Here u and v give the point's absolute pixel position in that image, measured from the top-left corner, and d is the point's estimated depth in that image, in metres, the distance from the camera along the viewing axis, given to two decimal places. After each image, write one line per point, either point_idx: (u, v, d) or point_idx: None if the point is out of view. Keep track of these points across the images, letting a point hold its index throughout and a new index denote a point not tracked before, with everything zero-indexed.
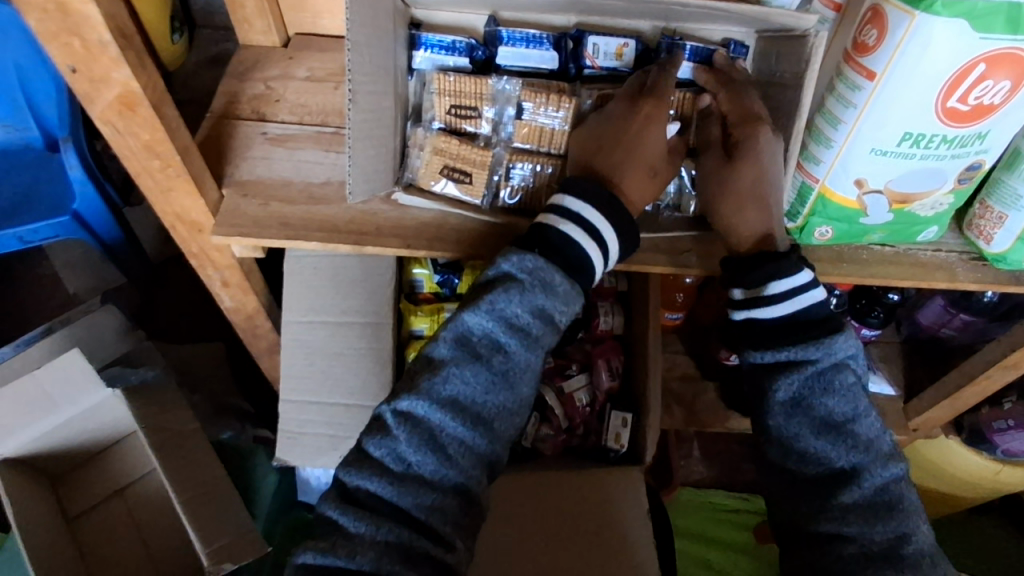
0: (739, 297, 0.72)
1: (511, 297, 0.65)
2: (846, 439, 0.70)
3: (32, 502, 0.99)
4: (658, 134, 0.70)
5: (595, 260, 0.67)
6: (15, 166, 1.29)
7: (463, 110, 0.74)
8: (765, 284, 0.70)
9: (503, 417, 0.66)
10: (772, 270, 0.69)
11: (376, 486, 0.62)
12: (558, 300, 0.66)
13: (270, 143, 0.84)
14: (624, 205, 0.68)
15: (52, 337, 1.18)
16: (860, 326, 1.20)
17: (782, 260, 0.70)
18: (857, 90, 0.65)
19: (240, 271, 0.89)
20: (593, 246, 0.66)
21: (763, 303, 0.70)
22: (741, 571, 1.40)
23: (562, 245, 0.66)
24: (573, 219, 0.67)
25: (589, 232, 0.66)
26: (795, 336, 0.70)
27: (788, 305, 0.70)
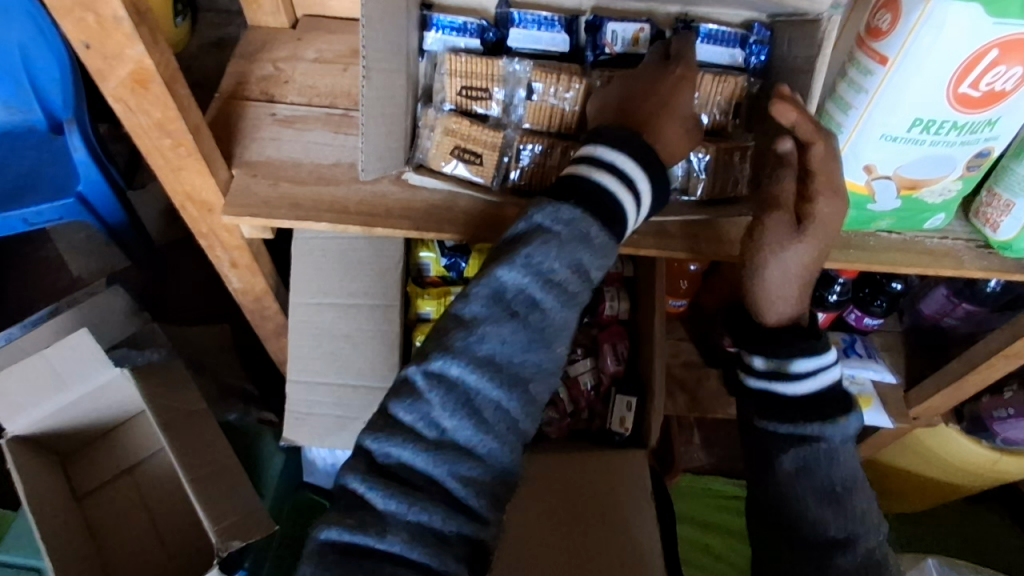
0: (761, 367, 0.72)
1: (547, 250, 0.61)
2: (845, 511, 0.71)
3: (42, 479, 1.00)
4: (687, 96, 0.69)
5: (629, 209, 0.65)
6: (21, 146, 1.29)
7: (474, 91, 0.74)
8: (793, 360, 0.71)
9: (539, 378, 0.63)
10: (800, 347, 0.71)
11: (410, 455, 0.58)
12: (595, 253, 0.63)
13: (279, 124, 0.84)
14: (659, 159, 0.67)
15: (60, 317, 1.19)
16: (862, 315, 1.22)
17: (807, 337, 0.71)
18: (869, 75, 0.65)
19: (249, 253, 0.89)
20: (627, 198, 0.64)
21: (788, 377, 0.71)
22: (739, 556, 1.43)
23: (597, 192, 0.63)
24: (608, 169, 0.64)
25: (625, 182, 0.64)
26: (813, 413, 0.71)
27: (810, 382, 0.71)
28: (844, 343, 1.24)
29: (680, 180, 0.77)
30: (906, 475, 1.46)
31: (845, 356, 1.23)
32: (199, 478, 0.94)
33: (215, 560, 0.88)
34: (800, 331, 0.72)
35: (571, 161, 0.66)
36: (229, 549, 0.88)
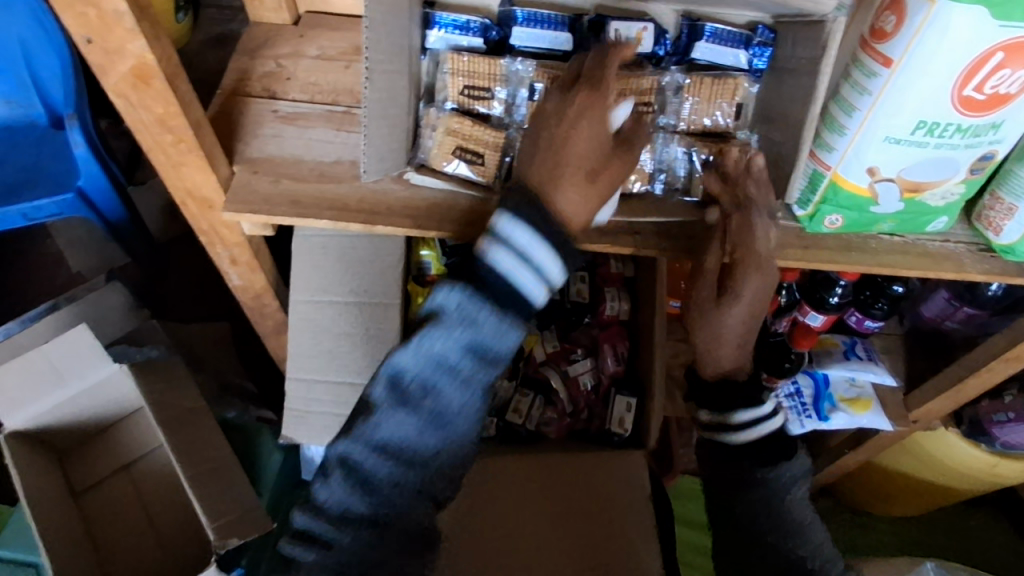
0: (705, 420, 0.86)
1: (441, 337, 0.63)
2: (797, 541, 0.87)
3: (39, 474, 1.00)
4: (593, 126, 0.62)
5: (533, 286, 0.64)
6: (22, 141, 1.29)
7: (476, 90, 0.74)
8: (734, 413, 0.83)
9: (440, 452, 0.66)
10: (741, 404, 0.83)
11: (318, 524, 0.66)
12: (495, 336, 0.64)
13: (280, 121, 0.84)
14: (561, 227, 0.64)
15: (59, 313, 1.19)
16: (863, 317, 1.21)
17: (751, 392, 0.83)
18: (874, 77, 0.65)
19: (250, 250, 0.89)
20: (530, 275, 0.63)
21: (731, 428, 0.84)
22: None
23: (495, 275, 0.63)
24: (509, 247, 0.62)
25: (526, 261, 0.63)
26: (761, 457, 0.85)
27: (753, 432, 0.84)
28: (844, 345, 1.24)
29: (682, 180, 0.77)
30: (905, 479, 1.45)
31: (845, 358, 1.22)
32: (197, 475, 0.93)
33: (213, 558, 0.89)
34: (742, 386, 0.83)
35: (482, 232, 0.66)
36: (227, 547, 0.89)
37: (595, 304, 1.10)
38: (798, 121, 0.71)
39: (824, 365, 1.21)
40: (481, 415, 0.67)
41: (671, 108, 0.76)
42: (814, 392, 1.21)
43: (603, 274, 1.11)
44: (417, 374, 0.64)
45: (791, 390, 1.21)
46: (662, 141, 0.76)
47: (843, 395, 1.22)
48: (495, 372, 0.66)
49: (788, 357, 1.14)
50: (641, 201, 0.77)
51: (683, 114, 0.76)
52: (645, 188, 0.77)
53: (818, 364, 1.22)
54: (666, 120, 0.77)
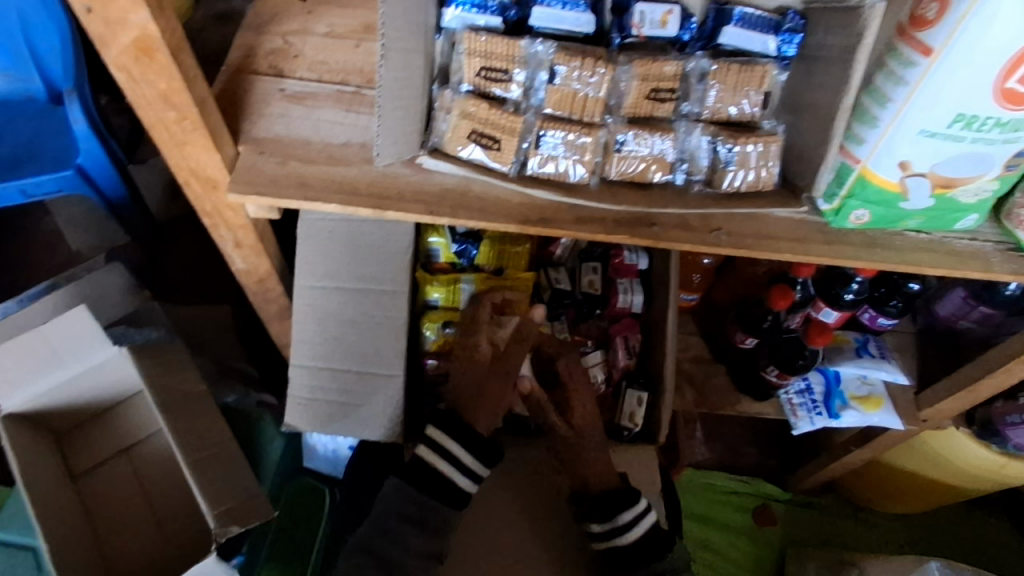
0: (598, 531, 0.91)
1: (396, 516, 0.87)
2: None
3: (37, 456, 0.98)
4: (502, 190, 0.73)
5: (466, 488, 0.89)
6: (20, 117, 1.26)
7: (493, 72, 0.71)
8: (614, 517, 0.90)
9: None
10: (621, 507, 0.90)
11: None
12: (434, 512, 0.88)
13: (287, 100, 0.81)
14: (466, 424, 0.90)
15: (58, 293, 1.16)
16: (876, 315, 1.18)
17: (627, 496, 0.91)
18: (911, 67, 0.62)
19: (254, 233, 0.86)
20: (463, 480, 0.89)
21: (618, 530, 0.90)
22: (738, 552, 1.50)
23: (437, 484, 0.88)
24: (448, 456, 0.88)
25: (461, 469, 0.88)
26: (647, 554, 0.90)
27: (637, 531, 0.90)
28: (856, 342, 1.21)
29: (704, 171, 0.75)
30: (912, 477, 1.42)
31: (856, 355, 1.20)
32: (198, 461, 0.91)
33: (213, 545, 0.86)
34: (618, 492, 0.92)
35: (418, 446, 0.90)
36: (227, 535, 0.86)
37: (606, 297, 1.08)
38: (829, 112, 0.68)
39: (834, 362, 1.20)
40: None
41: (695, 96, 0.74)
42: (824, 389, 1.21)
43: (615, 265, 1.08)
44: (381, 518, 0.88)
45: (800, 387, 1.22)
46: (684, 130, 0.74)
47: (854, 393, 1.19)
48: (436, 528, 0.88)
49: (801, 353, 1.10)
50: (661, 191, 0.75)
51: (707, 102, 0.74)
52: (666, 178, 0.75)
53: (828, 360, 1.20)
54: (689, 108, 0.75)
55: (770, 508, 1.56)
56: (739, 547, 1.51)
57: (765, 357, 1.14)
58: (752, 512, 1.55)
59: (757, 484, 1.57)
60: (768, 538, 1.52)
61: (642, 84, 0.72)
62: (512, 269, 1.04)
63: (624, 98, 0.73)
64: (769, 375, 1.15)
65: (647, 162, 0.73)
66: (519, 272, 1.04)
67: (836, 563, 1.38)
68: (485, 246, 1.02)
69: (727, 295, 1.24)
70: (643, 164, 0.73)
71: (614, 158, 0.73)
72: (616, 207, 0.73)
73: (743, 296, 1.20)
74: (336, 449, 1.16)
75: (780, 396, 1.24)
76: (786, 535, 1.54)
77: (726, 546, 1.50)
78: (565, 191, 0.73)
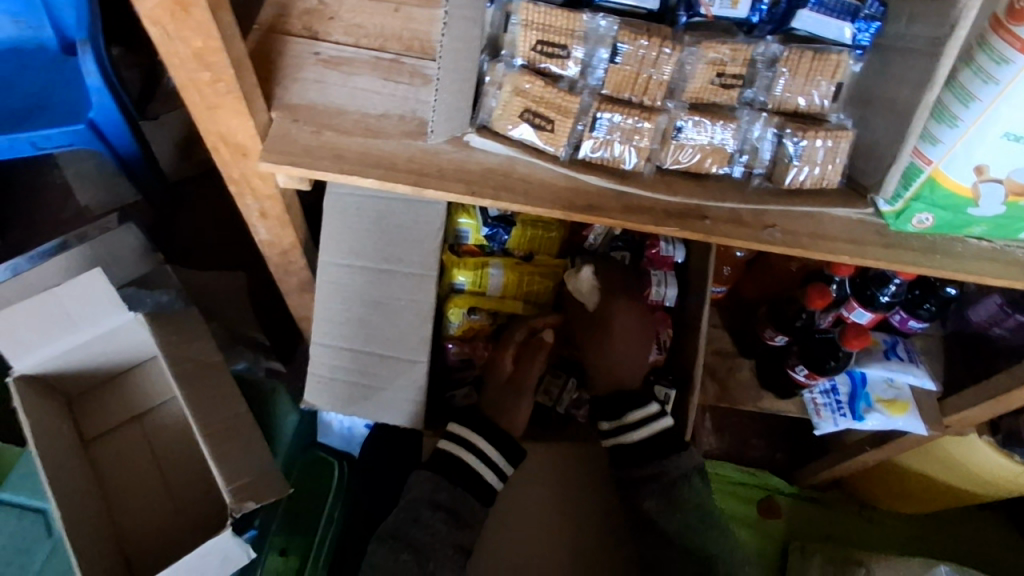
0: (607, 428, 0.99)
1: (428, 503, 0.88)
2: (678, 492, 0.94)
3: (49, 418, 0.96)
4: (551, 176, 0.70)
5: (492, 484, 0.93)
6: (33, 67, 1.21)
7: (549, 47, 0.67)
8: (623, 415, 0.97)
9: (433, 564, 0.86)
10: (630, 406, 0.97)
11: None
12: (465, 503, 0.90)
13: (323, 65, 0.76)
14: (497, 427, 0.94)
15: (70, 252, 1.12)
16: (908, 317, 1.13)
17: (638, 398, 0.98)
18: (1004, 65, 0.58)
19: (281, 204, 0.83)
20: (491, 475, 0.92)
21: (623, 428, 0.97)
22: (742, 544, 1.40)
23: (466, 477, 0.91)
24: (476, 451, 0.92)
25: (490, 465, 0.92)
26: (652, 452, 0.96)
27: (645, 431, 0.96)
28: (885, 344, 1.17)
29: (766, 164, 0.72)
30: (923, 482, 1.33)
31: (885, 358, 1.15)
32: (214, 434, 0.89)
33: (226, 520, 0.84)
34: (630, 394, 0.98)
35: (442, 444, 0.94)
36: (243, 510, 0.85)
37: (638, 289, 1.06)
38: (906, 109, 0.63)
39: (862, 364, 1.15)
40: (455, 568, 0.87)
41: (761, 83, 0.71)
42: (850, 391, 1.16)
43: (650, 257, 1.06)
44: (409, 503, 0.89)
45: (825, 387, 1.17)
46: (747, 119, 0.72)
47: (880, 396, 1.15)
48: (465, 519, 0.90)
49: (834, 355, 1.08)
50: (717, 183, 0.72)
51: (774, 91, 0.71)
52: (722, 170, 0.73)
53: (856, 362, 1.15)
54: (754, 95, 0.72)
55: (775, 501, 1.46)
56: (743, 539, 1.41)
57: (795, 356, 1.11)
58: (759, 504, 1.45)
59: (762, 476, 1.48)
60: (774, 531, 1.42)
61: (707, 70, 0.69)
62: (544, 255, 1.02)
63: (687, 83, 0.70)
64: (796, 374, 1.12)
65: (704, 153, 0.71)
66: (552, 258, 1.03)
67: (841, 559, 1.29)
68: (516, 230, 0.98)
69: (756, 290, 1.20)
70: (700, 154, 0.71)
71: (671, 146, 0.70)
72: (671, 197, 0.70)
73: (778, 293, 1.16)
74: (352, 426, 1.16)
75: (804, 395, 1.19)
76: (789, 529, 1.43)
77: (730, 538, 1.40)
78: (619, 178, 0.70)
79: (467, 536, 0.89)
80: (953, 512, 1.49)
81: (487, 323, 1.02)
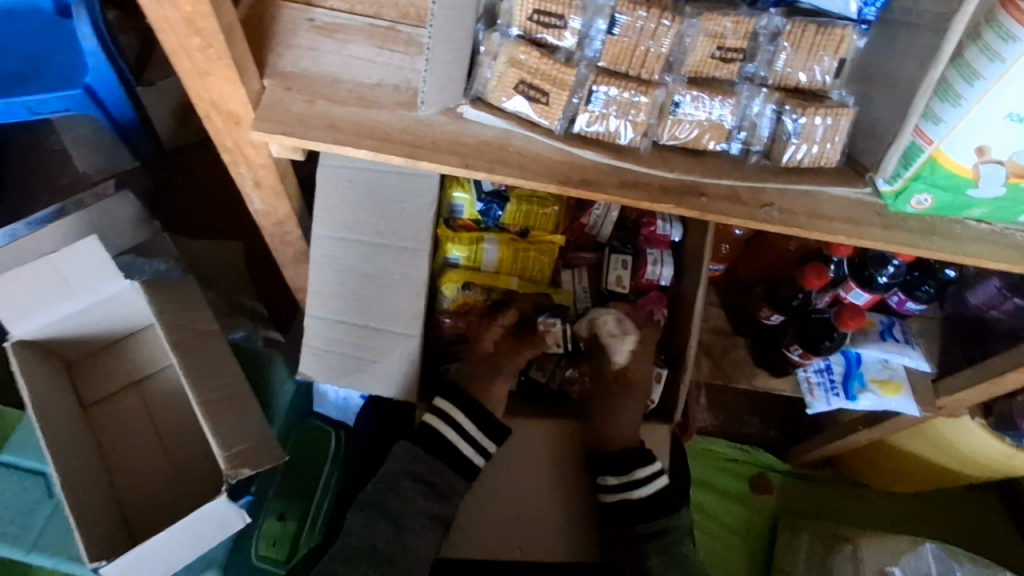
0: (613, 483, 0.93)
1: (406, 476, 0.90)
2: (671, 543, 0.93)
3: (48, 383, 0.97)
4: (545, 149, 0.69)
5: (471, 458, 0.93)
6: (25, 30, 1.20)
7: (546, 17, 0.66)
8: (634, 470, 0.93)
9: (410, 533, 0.88)
10: (641, 462, 0.94)
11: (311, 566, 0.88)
12: (443, 476, 0.91)
13: (317, 32, 0.74)
14: (482, 406, 0.94)
15: (67, 219, 1.11)
16: (905, 299, 1.13)
17: (645, 454, 0.95)
18: (1010, 42, 0.56)
19: (275, 173, 0.82)
20: (469, 449, 0.93)
21: (632, 485, 0.93)
22: (733, 518, 1.42)
23: (444, 449, 0.92)
24: (453, 423, 0.93)
25: (467, 439, 0.92)
26: (654, 511, 0.94)
27: (649, 488, 0.94)
28: (881, 325, 1.16)
29: (764, 141, 0.71)
30: (914, 461, 1.34)
31: (880, 338, 1.14)
32: (210, 402, 0.90)
33: (223, 486, 0.85)
34: (637, 450, 0.95)
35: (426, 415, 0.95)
36: (238, 477, 0.85)
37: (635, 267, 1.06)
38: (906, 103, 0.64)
39: (857, 344, 1.14)
40: (433, 537, 0.89)
41: (763, 58, 0.70)
42: (844, 369, 1.16)
43: (647, 236, 1.06)
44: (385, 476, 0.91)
45: (820, 366, 1.16)
46: (746, 94, 0.70)
47: (873, 376, 1.15)
48: (444, 488, 0.91)
49: (828, 335, 1.07)
50: (714, 160, 0.71)
51: (775, 66, 0.70)
52: (720, 147, 0.71)
53: (851, 342, 1.14)
54: (755, 70, 0.70)
55: (767, 477, 1.47)
56: (734, 513, 1.43)
57: (790, 336, 1.11)
58: (751, 480, 1.46)
59: (754, 452, 1.49)
60: (764, 506, 1.44)
61: (707, 43, 0.68)
62: (539, 232, 1.01)
63: (686, 56, 0.68)
64: (791, 354, 1.12)
65: (702, 128, 0.70)
66: (547, 234, 1.01)
67: (828, 535, 1.31)
68: (511, 206, 0.98)
69: (754, 270, 1.20)
70: (698, 130, 0.70)
71: (668, 121, 0.69)
72: (668, 172, 0.69)
73: (775, 272, 1.15)
74: (347, 397, 1.13)
75: (798, 372, 1.18)
76: (780, 504, 1.46)
77: (721, 511, 1.42)
78: (614, 152, 0.69)
79: (445, 508, 0.90)
80: (941, 492, 1.50)
81: (481, 299, 1.00)
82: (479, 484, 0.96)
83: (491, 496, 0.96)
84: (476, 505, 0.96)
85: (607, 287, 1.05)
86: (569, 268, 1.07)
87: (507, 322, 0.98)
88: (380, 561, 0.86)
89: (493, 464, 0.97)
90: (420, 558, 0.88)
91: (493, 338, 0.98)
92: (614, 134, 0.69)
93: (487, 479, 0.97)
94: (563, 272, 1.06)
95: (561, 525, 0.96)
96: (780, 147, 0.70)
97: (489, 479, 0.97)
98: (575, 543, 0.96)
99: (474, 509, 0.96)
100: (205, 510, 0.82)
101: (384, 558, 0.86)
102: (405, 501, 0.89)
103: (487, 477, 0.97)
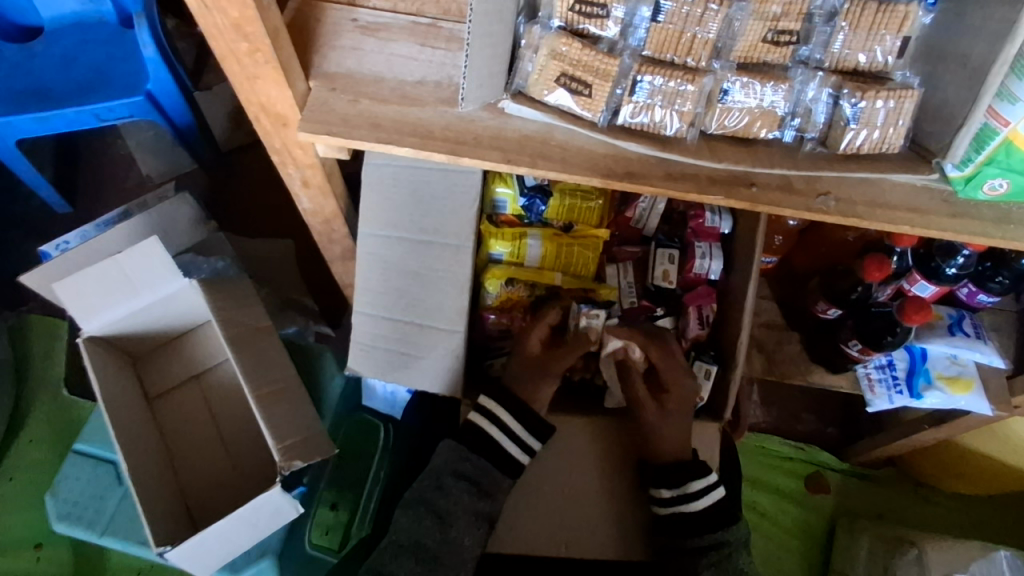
0: (667, 496, 0.91)
1: (450, 473, 0.91)
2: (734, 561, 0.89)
3: (116, 377, 1.02)
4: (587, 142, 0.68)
5: (516, 456, 0.93)
6: (91, 41, 1.26)
7: (588, 7, 0.66)
8: (688, 483, 0.90)
9: (457, 531, 0.88)
10: (695, 474, 0.91)
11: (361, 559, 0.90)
12: (487, 474, 0.91)
13: (360, 32, 0.74)
14: (523, 403, 0.94)
15: (131, 222, 1.13)
16: (976, 290, 1.05)
17: (698, 467, 0.92)
18: None
19: (322, 172, 0.83)
20: (514, 447, 0.93)
21: (685, 498, 0.90)
22: (787, 518, 1.36)
23: (488, 447, 0.93)
24: (497, 423, 0.93)
25: (511, 437, 0.93)
26: (710, 525, 0.90)
27: (705, 501, 0.91)
28: (949, 319, 1.08)
29: (819, 128, 0.68)
30: (986, 463, 1.26)
31: (948, 333, 1.07)
32: (263, 395, 0.92)
33: (277, 477, 0.87)
34: (686, 462, 0.92)
35: (473, 412, 0.95)
36: (291, 468, 0.87)
37: (683, 260, 1.04)
38: (975, 83, 0.61)
39: (922, 339, 1.08)
40: (480, 535, 0.89)
41: (818, 40, 0.67)
42: (909, 366, 1.10)
43: (695, 229, 1.04)
44: (431, 473, 0.92)
45: (881, 362, 1.11)
46: (800, 79, 0.68)
47: (941, 372, 1.08)
48: (491, 487, 0.91)
49: (890, 331, 1.01)
50: (766, 149, 0.68)
51: (832, 48, 0.67)
52: (773, 135, 0.68)
53: (916, 337, 1.08)
54: (810, 53, 0.68)
55: (824, 477, 1.40)
56: (789, 513, 1.37)
57: (849, 330, 1.05)
58: (807, 479, 1.40)
59: (811, 451, 1.42)
60: (821, 506, 1.38)
61: (759, 25, 0.65)
62: (583, 226, 1.00)
63: (735, 41, 0.66)
64: (850, 349, 1.06)
65: (753, 116, 0.67)
66: (592, 229, 1.00)
67: (890, 538, 1.25)
68: (553, 201, 0.97)
69: (808, 261, 1.15)
70: (748, 118, 0.67)
71: (716, 110, 0.67)
72: (716, 163, 0.66)
73: (830, 265, 1.11)
74: (394, 391, 1.12)
75: (857, 369, 1.13)
76: (840, 505, 1.39)
77: (775, 511, 1.37)
78: (659, 145, 0.67)
79: (490, 505, 0.91)
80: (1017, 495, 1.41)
81: (524, 295, 1.01)
82: (525, 481, 0.96)
83: (535, 492, 0.96)
84: (521, 502, 0.96)
85: (654, 283, 1.03)
86: (614, 263, 1.06)
87: (552, 320, 0.98)
88: (427, 557, 0.87)
89: (539, 462, 0.97)
90: (467, 554, 0.89)
91: (538, 335, 0.97)
92: (673, 127, 0.67)
93: (533, 476, 0.96)
94: (608, 267, 1.04)
95: (607, 525, 0.95)
96: (838, 133, 0.66)
97: (535, 476, 0.97)
98: (620, 541, 0.95)
99: (520, 507, 0.96)
100: (260, 499, 0.84)
101: (432, 555, 0.87)
102: (453, 497, 0.89)
103: (534, 476, 0.97)
